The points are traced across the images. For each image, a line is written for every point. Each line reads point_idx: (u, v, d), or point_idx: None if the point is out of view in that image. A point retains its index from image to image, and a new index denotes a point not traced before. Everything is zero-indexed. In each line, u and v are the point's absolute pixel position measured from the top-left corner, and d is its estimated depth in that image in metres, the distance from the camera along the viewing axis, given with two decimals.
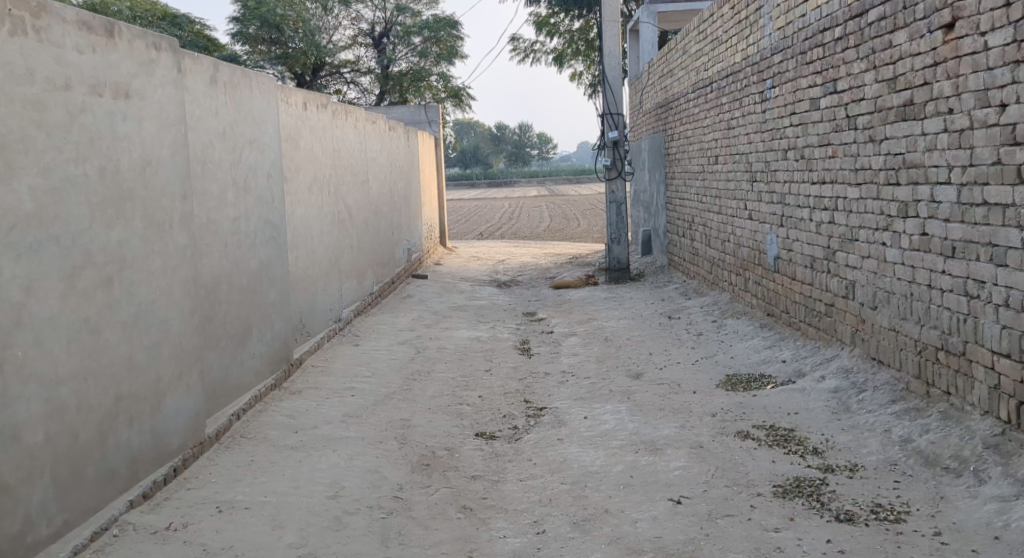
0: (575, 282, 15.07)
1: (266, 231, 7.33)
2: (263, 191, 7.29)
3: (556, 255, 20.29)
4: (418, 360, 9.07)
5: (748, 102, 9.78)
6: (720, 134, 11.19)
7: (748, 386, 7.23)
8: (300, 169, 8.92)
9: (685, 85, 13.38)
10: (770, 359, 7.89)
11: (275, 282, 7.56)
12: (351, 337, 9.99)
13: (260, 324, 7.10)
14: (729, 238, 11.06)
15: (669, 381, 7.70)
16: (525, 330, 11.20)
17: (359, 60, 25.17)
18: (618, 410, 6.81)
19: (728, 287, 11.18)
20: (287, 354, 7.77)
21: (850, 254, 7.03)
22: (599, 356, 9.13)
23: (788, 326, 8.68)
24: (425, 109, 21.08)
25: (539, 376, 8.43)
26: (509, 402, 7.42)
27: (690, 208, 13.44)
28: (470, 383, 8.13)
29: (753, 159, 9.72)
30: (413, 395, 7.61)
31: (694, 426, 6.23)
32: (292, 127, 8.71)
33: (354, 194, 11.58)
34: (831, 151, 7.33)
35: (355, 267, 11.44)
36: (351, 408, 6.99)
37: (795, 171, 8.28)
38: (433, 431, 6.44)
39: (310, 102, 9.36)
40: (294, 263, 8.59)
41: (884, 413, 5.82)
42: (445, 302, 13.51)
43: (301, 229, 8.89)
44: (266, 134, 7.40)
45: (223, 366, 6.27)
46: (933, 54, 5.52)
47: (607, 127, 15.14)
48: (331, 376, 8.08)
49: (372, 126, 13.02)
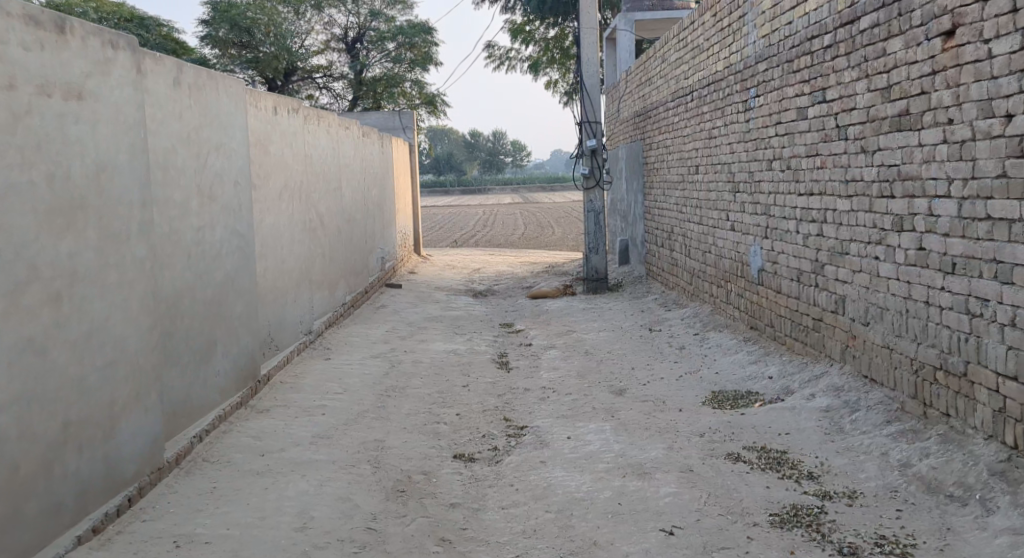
0: (552, 292, 14.82)
1: (232, 241, 6.99)
2: (228, 200, 6.95)
3: (531, 264, 20.03)
4: (393, 374, 8.75)
5: (731, 110, 9.54)
6: (701, 143, 10.96)
7: (735, 404, 6.97)
8: (269, 176, 8.59)
9: (664, 93, 13.15)
10: (756, 375, 7.65)
11: (242, 295, 7.24)
12: (322, 350, 9.66)
13: (224, 340, 6.79)
14: (710, 249, 10.83)
15: (654, 398, 7.44)
16: (502, 342, 10.91)
17: (332, 65, 24.78)
18: (603, 430, 6.54)
19: (709, 298, 10.95)
20: (253, 371, 7.44)
21: (840, 268, 6.76)
22: (580, 370, 8.86)
23: (773, 340, 8.45)
24: (399, 115, 20.76)
25: (519, 392, 8.15)
26: (488, 420, 7.13)
27: (669, 218, 13.21)
28: (446, 400, 7.84)
29: (737, 169, 9.47)
30: (387, 413, 7.31)
31: (682, 447, 5.97)
32: (261, 132, 8.36)
33: (327, 201, 11.25)
34: (820, 162, 7.06)
35: (326, 277, 11.10)
36: (323, 428, 6.69)
37: (781, 182, 8.03)
38: (408, 454, 6.16)
39: (280, 106, 9.02)
40: (263, 274, 8.25)
41: (879, 435, 5.57)
42: (419, 313, 13.19)
43: (271, 238, 8.55)
44: (233, 139, 7.09)
45: (183, 386, 5.96)
46: (931, 62, 5.27)
47: (585, 135, 14.92)
48: (301, 393, 7.76)
49: (345, 132, 12.69)
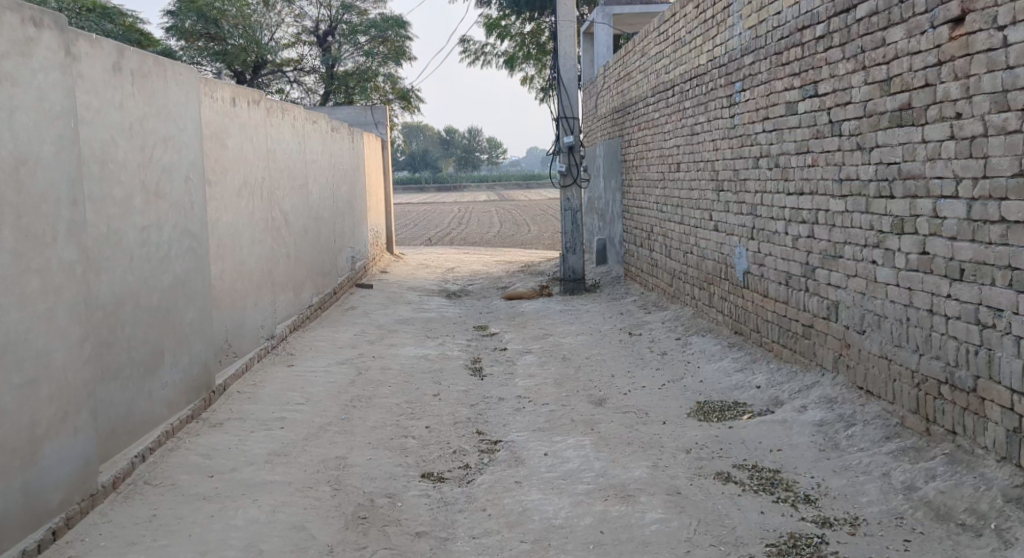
0: (528, 292, 14.39)
1: (182, 243, 6.53)
2: (178, 197, 6.49)
3: (507, 264, 19.57)
4: (360, 383, 8.29)
5: (714, 105, 9.16)
6: (682, 140, 10.56)
7: (722, 416, 6.56)
8: (227, 171, 8.10)
9: (644, 88, 12.76)
10: (742, 385, 7.24)
11: (195, 300, 6.78)
12: (285, 357, 9.15)
13: (174, 347, 6.35)
14: (692, 249, 10.44)
15: (635, 409, 7.03)
16: (475, 346, 10.46)
17: (303, 59, 24.25)
18: (581, 445, 6.12)
19: (691, 301, 10.56)
20: (207, 380, 7.00)
21: (833, 272, 6.36)
22: (557, 378, 8.43)
23: (759, 346, 8.07)
24: (371, 111, 20.26)
25: (493, 401, 7.72)
26: (460, 433, 6.70)
27: (649, 218, 12.82)
28: (415, 410, 7.39)
29: (721, 167, 9.09)
30: (351, 426, 6.86)
31: (668, 466, 5.56)
32: (218, 125, 7.86)
33: (292, 199, 10.75)
34: (811, 159, 6.66)
35: (292, 279, 10.59)
36: (279, 444, 6.22)
37: (768, 181, 7.65)
38: (371, 473, 5.70)
39: (239, 98, 8.51)
40: (219, 277, 7.75)
41: (878, 453, 5.17)
42: (391, 315, 12.70)
43: (229, 238, 8.05)
44: (185, 131, 6.63)
45: (124, 400, 5.54)
46: (937, 52, 4.89)
47: (562, 132, 14.48)
48: (259, 405, 7.27)
49: (313, 127, 12.20)
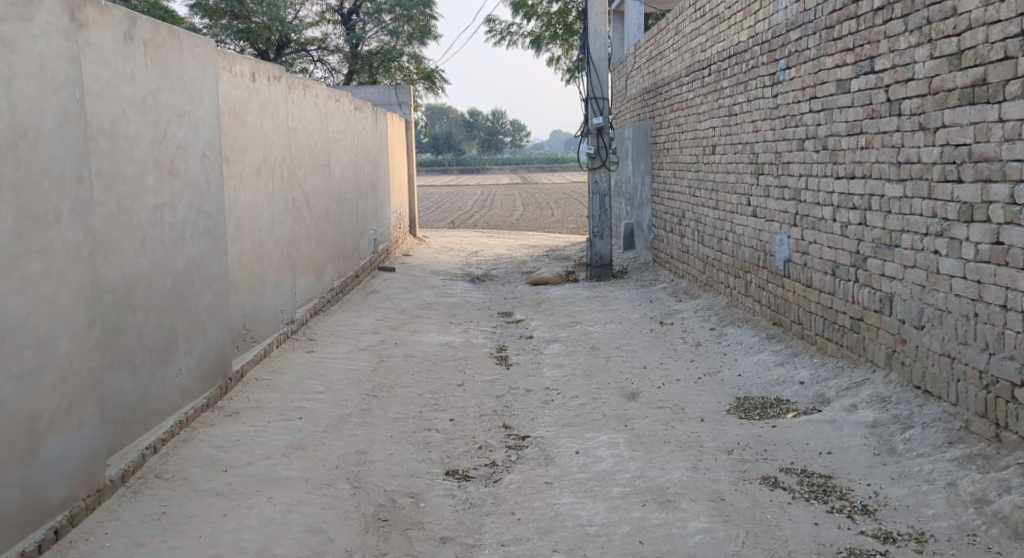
0: (554, 278, 14.02)
1: (198, 223, 6.21)
2: (194, 175, 6.16)
3: (531, 248, 19.21)
4: (381, 371, 7.98)
5: (756, 84, 8.72)
6: (719, 121, 10.13)
7: (764, 414, 6.18)
8: (245, 149, 7.77)
9: (677, 68, 12.31)
10: (783, 380, 6.85)
11: (212, 283, 6.47)
12: (304, 342, 8.84)
13: (189, 332, 6.04)
14: (727, 235, 10.02)
15: (671, 405, 6.65)
16: (500, 334, 10.10)
17: (327, 38, 23.81)
18: (615, 443, 5.76)
19: (725, 289, 10.16)
20: (224, 366, 6.70)
21: (888, 262, 5.94)
22: (586, 369, 8.06)
23: (801, 338, 7.67)
24: (395, 90, 19.89)
25: (520, 393, 7.37)
26: (486, 428, 6.37)
27: (681, 202, 12.39)
28: (439, 401, 7.08)
29: (761, 149, 8.66)
30: (373, 418, 6.55)
31: (709, 468, 5.19)
32: (236, 100, 7.52)
33: (313, 178, 10.44)
34: (864, 141, 6.23)
35: (312, 262, 10.26)
36: (297, 437, 5.91)
37: (815, 164, 7.22)
38: (392, 470, 5.37)
39: (259, 72, 8.17)
40: (236, 259, 7.44)
41: (941, 460, 4.78)
42: (413, 299, 12.38)
43: (247, 218, 7.74)
44: (202, 106, 6.30)
45: (135, 387, 5.23)
46: (1020, 21, 4.52)
47: (591, 112, 14.04)
48: (277, 393, 6.97)
49: (335, 105, 11.85)
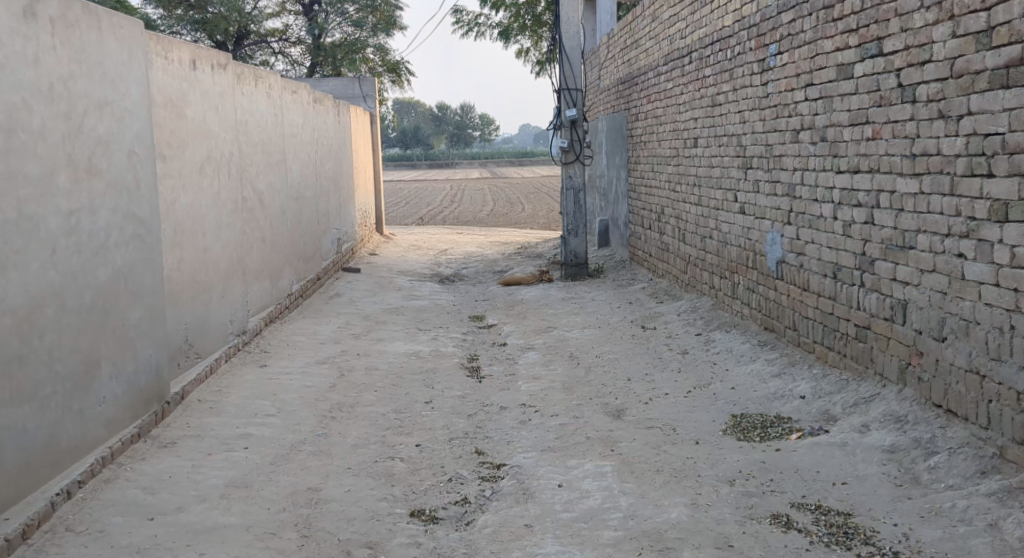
0: (526, 278, 13.37)
1: (124, 227, 5.58)
2: (118, 174, 5.51)
3: (502, 245, 18.51)
4: (341, 388, 7.29)
5: (742, 71, 8.13)
6: (702, 111, 9.53)
7: (765, 435, 5.55)
8: (184, 145, 7.07)
9: (653, 57, 11.73)
10: (782, 395, 6.24)
11: (142, 297, 5.81)
12: (257, 356, 8.12)
13: (113, 354, 5.38)
14: (711, 233, 9.42)
15: (660, 424, 6.02)
16: (471, 341, 9.43)
17: (289, 29, 22.97)
18: (601, 474, 5.13)
19: (709, 290, 9.56)
20: (160, 390, 6.04)
21: (900, 265, 5.34)
22: (566, 382, 7.42)
23: (797, 347, 7.06)
24: (359, 82, 19.15)
25: (493, 412, 6.71)
26: (456, 455, 5.71)
27: (659, 198, 11.78)
28: (404, 424, 6.40)
29: (749, 141, 8.06)
30: (329, 446, 5.87)
31: (708, 504, 4.57)
32: (172, 91, 6.82)
33: (267, 176, 9.69)
34: (870, 131, 5.60)
35: (267, 266, 9.53)
36: (240, 473, 5.24)
37: (811, 157, 6.62)
38: (347, 512, 4.73)
39: (200, 60, 7.46)
40: (172, 268, 6.73)
41: (975, 494, 4.19)
42: (379, 303, 11.67)
43: (187, 222, 7.05)
44: (128, 96, 5.65)
45: (41, 424, 4.59)
46: None
47: (564, 104, 13.38)
48: (221, 419, 6.27)
49: (292, 98, 11.12)
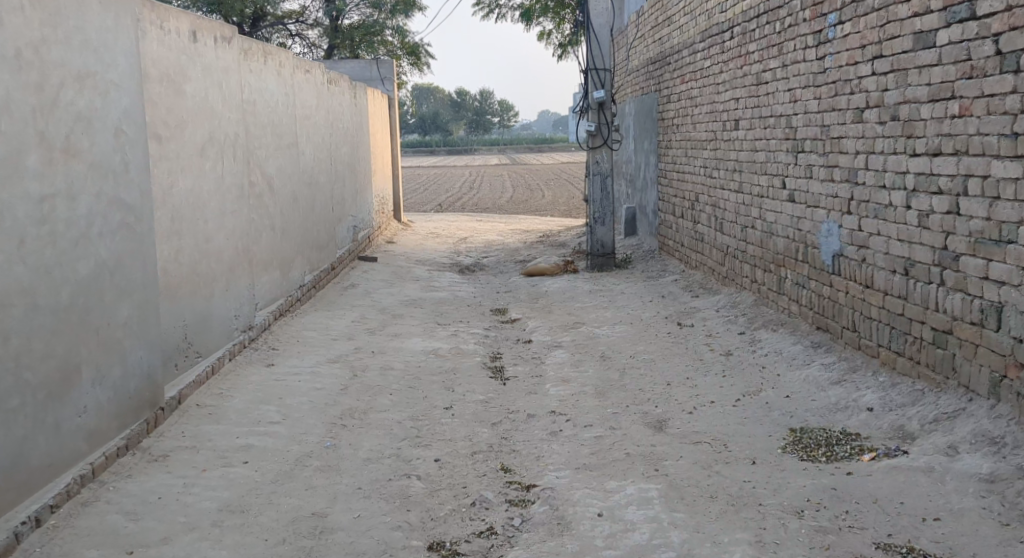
0: (550, 268, 12.68)
1: (109, 216, 4.95)
2: (102, 155, 4.87)
3: (524, 234, 17.83)
4: (353, 391, 6.67)
5: (794, 45, 7.42)
6: (745, 90, 8.81)
7: (832, 455, 4.88)
8: (183, 125, 6.45)
9: (689, 34, 11.01)
10: (846, 405, 5.56)
11: (131, 292, 5.18)
12: (263, 354, 7.51)
13: (97, 358, 4.76)
14: (754, 222, 8.73)
15: (709, 439, 5.35)
16: (494, 338, 8.79)
17: (306, 11, 22.28)
18: (647, 501, 4.47)
19: (751, 283, 8.87)
20: (152, 395, 5.42)
21: (993, 261, 4.72)
22: (598, 386, 6.76)
23: (856, 349, 6.39)
24: (377, 64, 18.47)
25: (520, 420, 6.06)
26: (479, 473, 5.08)
27: (693, 184, 11.08)
28: (422, 434, 5.76)
29: (801, 122, 7.36)
30: (338, 460, 5.25)
31: (776, 542, 3.91)
32: (170, 64, 6.20)
33: (277, 159, 9.06)
34: (956, 107, 4.97)
35: (276, 255, 8.91)
36: (236, 493, 4.63)
37: (879, 138, 5.91)
38: (356, 545, 4.12)
39: (202, 31, 6.83)
40: (169, 260, 6.13)
41: None
42: (396, 295, 11.04)
43: (185, 208, 6.43)
44: (113, 68, 5.00)
45: (7, 442, 3.97)
46: None
47: (592, 85, 12.66)
48: (219, 427, 5.65)
49: (304, 77, 10.48)
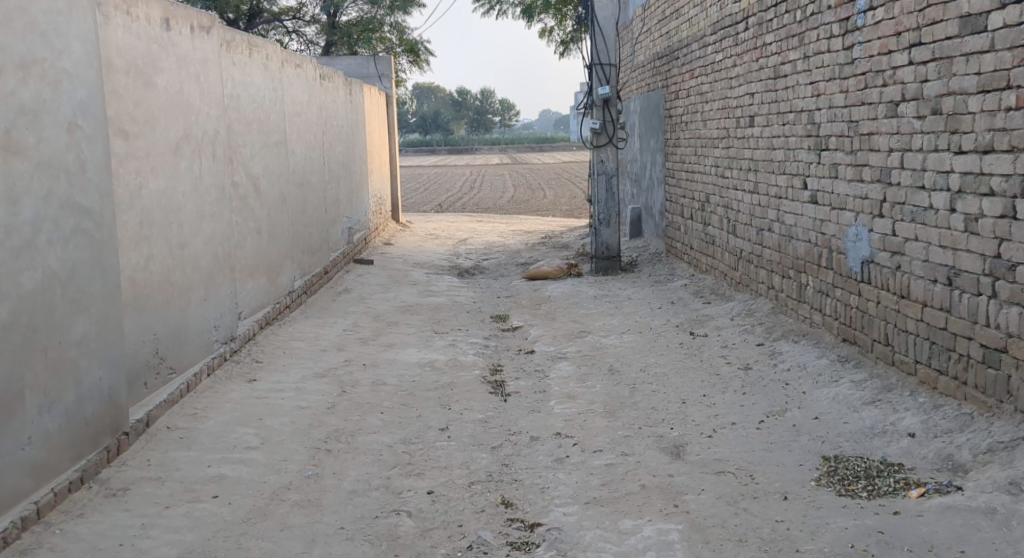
0: (553, 271, 12.13)
1: (61, 222, 4.42)
2: (52, 153, 4.35)
3: (526, 235, 17.27)
4: (341, 410, 6.12)
5: (817, 34, 6.88)
6: (762, 84, 8.27)
7: (874, 489, 4.33)
8: (155, 121, 5.92)
9: (699, 27, 10.47)
10: (884, 430, 5.02)
11: (89, 305, 4.63)
12: (246, 367, 6.97)
13: (44, 384, 4.24)
14: (771, 225, 8.19)
15: (734, 468, 4.80)
16: (494, 348, 8.25)
17: (303, 7, 21.69)
18: (668, 546, 3.94)
19: (767, 290, 8.32)
20: (115, 420, 4.87)
21: None
22: (607, 404, 6.21)
23: (889, 365, 5.85)
24: (375, 61, 17.90)
25: (522, 444, 5.52)
26: (476, 508, 4.55)
27: (703, 185, 10.54)
28: (413, 460, 5.22)
29: (825, 118, 6.81)
30: (321, 493, 4.71)
31: None
32: (137, 54, 5.67)
33: (263, 158, 8.51)
34: (1013, 99, 4.48)
35: (263, 260, 8.37)
36: (201, 536, 4.12)
37: (917, 134, 5.38)
38: None
39: (176, 18, 6.30)
40: (137, 269, 5.60)
41: None
42: (391, 300, 10.50)
43: (157, 211, 5.89)
44: (66, 56, 4.47)
45: None
46: None
47: (596, 81, 12.10)
48: (190, 454, 5.11)
49: (295, 73, 9.95)
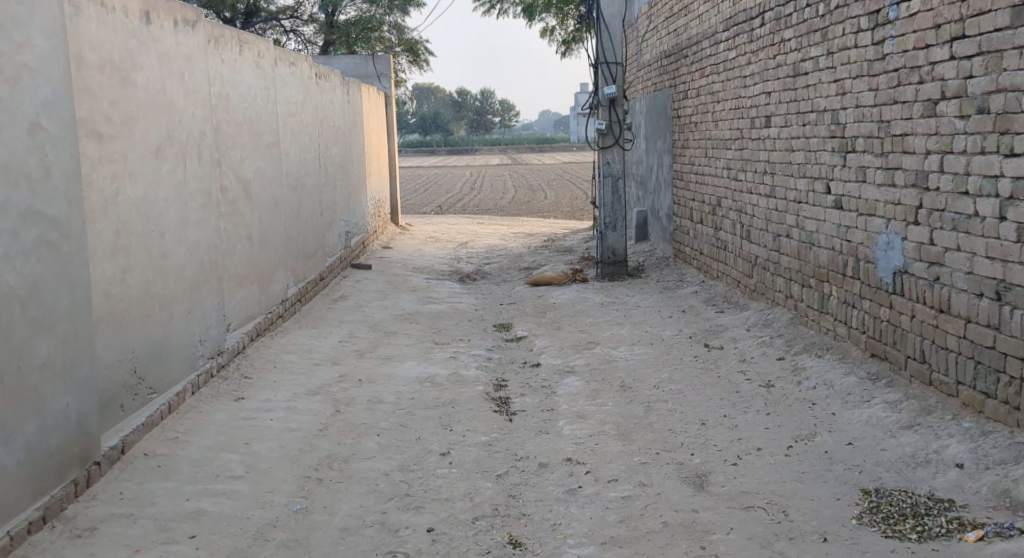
0: (557, 276, 11.69)
1: (19, 232, 3.97)
2: (8, 157, 3.92)
3: (528, 238, 16.79)
4: (334, 433, 5.68)
5: (843, 29, 6.44)
6: (779, 82, 7.83)
7: (925, 531, 3.92)
8: (134, 121, 5.50)
9: (710, 24, 10.03)
10: (927, 459, 4.58)
11: (55, 324, 4.19)
12: (233, 384, 6.54)
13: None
14: (790, 230, 7.74)
15: (765, 502, 4.37)
16: (498, 360, 7.81)
17: (301, 7, 21.28)
18: None
19: (786, 299, 7.87)
20: (84, 449, 4.43)
21: None
22: (621, 426, 5.78)
23: (925, 384, 5.42)
24: (373, 61, 17.47)
25: (531, 471, 5.08)
26: (482, 550, 4.12)
27: (714, 188, 10.10)
28: (412, 491, 4.79)
29: (852, 117, 6.37)
30: (310, 530, 4.29)
31: None
32: (113, 48, 5.24)
33: (254, 160, 8.08)
34: None
35: (253, 268, 7.93)
36: None
37: (960, 134, 4.95)
38: None
39: (158, 11, 5.87)
40: (112, 282, 5.16)
41: None
42: (390, 308, 10.06)
43: (136, 219, 5.47)
44: (26, 48, 4.02)
45: None
46: None
47: (602, 80, 11.65)
48: (168, 485, 4.68)
49: (289, 72, 9.51)
